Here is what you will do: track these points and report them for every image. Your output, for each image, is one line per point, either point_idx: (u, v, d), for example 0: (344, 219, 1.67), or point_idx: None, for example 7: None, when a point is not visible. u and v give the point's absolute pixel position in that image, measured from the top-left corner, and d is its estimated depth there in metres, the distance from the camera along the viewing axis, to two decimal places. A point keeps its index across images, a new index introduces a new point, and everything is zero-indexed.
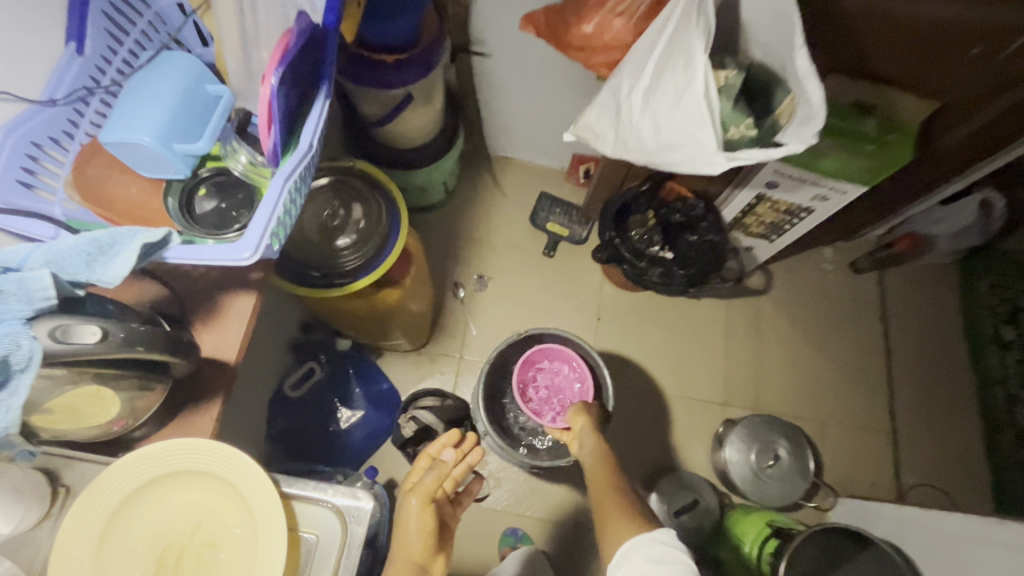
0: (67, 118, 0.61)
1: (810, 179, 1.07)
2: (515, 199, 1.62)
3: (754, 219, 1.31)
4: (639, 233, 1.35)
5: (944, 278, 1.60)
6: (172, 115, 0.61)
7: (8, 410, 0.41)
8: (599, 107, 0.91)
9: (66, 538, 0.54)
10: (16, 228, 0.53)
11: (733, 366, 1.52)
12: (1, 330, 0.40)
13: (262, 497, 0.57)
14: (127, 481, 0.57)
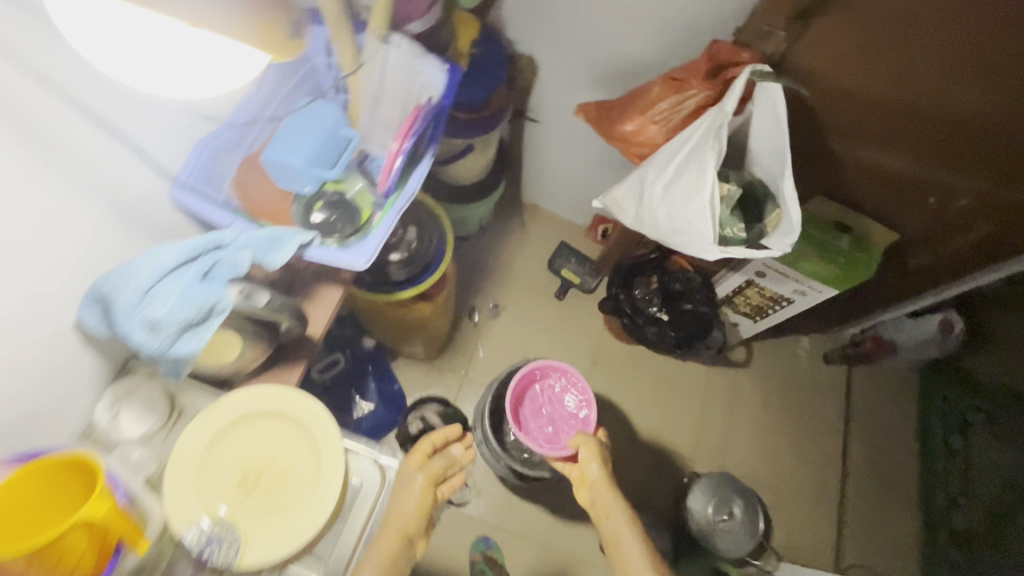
0: (239, 136, 0.83)
1: (790, 276, 1.28)
2: (536, 244, 1.84)
3: (742, 299, 1.51)
4: (642, 293, 1.57)
5: (905, 382, 1.78)
6: (312, 149, 0.82)
7: (198, 339, 0.62)
8: (626, 189, 1.12)
9: (186, 440, 0.73)
10: (201, 212, 0.78)
11: (705, 427, 1.69)
12: (215, 283, 0.63)
13: (330, 444, 0.75)
14: (235, 408, 0.75)
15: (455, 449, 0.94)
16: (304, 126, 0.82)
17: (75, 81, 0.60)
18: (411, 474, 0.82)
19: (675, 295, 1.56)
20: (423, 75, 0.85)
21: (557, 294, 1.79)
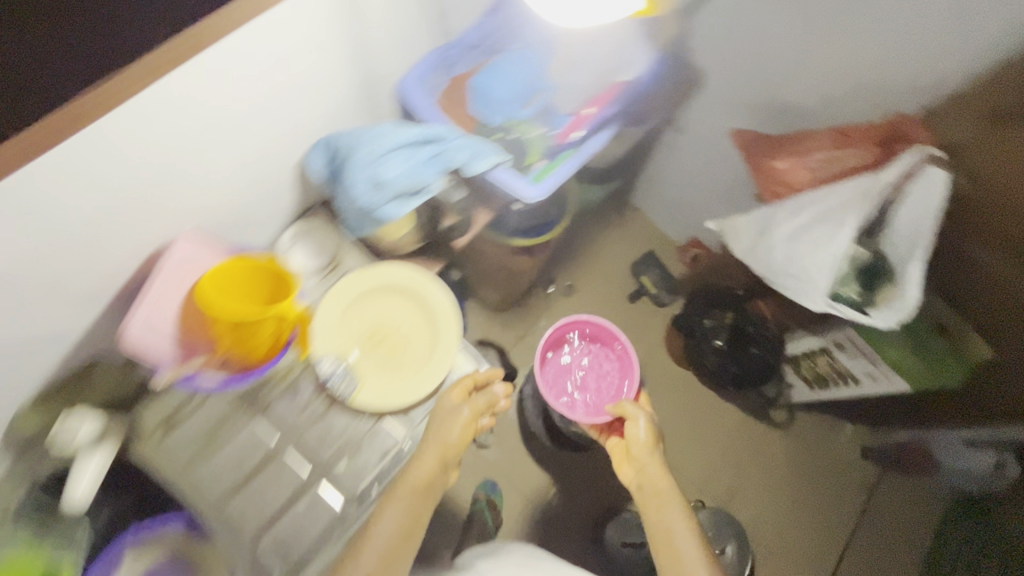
0: (456, 58, 0.93)
1: (871, 358, 1.19)
2: (627, 241, 1.81)
3: (810, 365, 1.42)
4: (712, 323, 1.52)
5: (924, 509, 1.53)
6: (513, 88, 0.93)
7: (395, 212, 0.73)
8: (752, 218, 1.15)
9: (339, 286, 0.86)
10: (415, 113, 0.88)
11: (725, 480, 1.57)
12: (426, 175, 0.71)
13: (447, 339, 0.86)
14: (384, 278, 0.88)
15: (499, 389, 0.83)
16: (517, 66, 0.93)
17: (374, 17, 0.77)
18: (455, 407, 0.78)
19: (744, 340, 1.50)
20: (630, 64, 0.95)
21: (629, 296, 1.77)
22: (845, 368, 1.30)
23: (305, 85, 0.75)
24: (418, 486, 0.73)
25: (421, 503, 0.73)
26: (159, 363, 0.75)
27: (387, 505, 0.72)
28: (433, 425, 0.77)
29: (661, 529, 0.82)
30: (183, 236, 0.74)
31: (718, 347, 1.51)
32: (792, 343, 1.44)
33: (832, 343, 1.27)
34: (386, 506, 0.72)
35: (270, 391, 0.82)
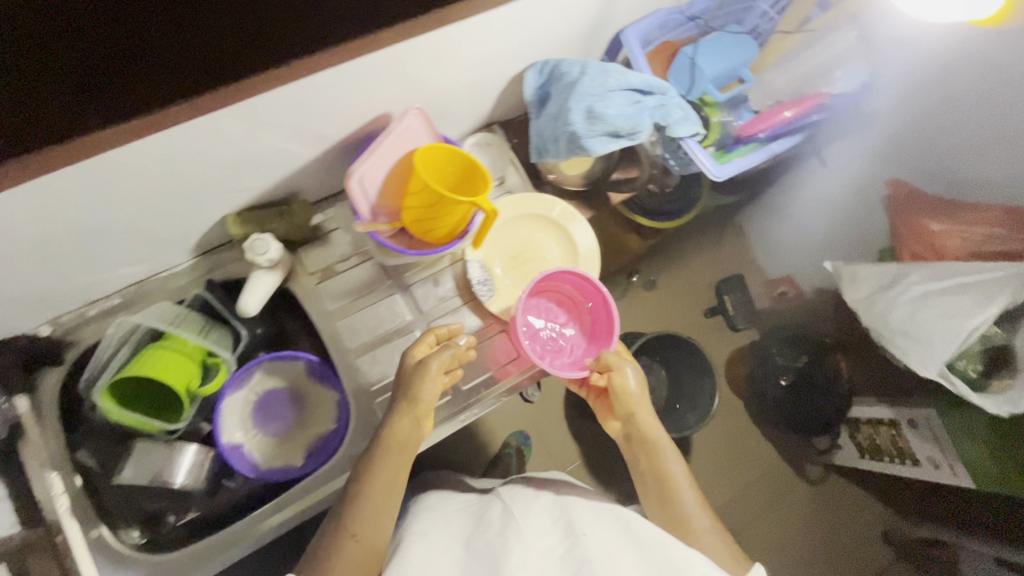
0: (676, 23, 0.91)
1: (942, 444, 1.12)
2: (723, 251, 1.56)
3: (870, 434, 1.34)
4: (782, 361, 1.46)
5: None
6: (717, 68, 0.95)
7: (597, 143, 0.76)
8: (876, 270, 1.19)
9: (503, 203, 0.91)
10: (638, 67, 0.85)
11: (743, 516, 1.48)
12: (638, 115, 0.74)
13: (582, 285, 0.91)
14: (544, 210, 0.92)
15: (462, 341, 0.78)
16: (725, 54, 0.95)
17: None
18: (423, 369, 0.73)
19: (811, 388, 1.43)
20: (838, 78, 0.94)
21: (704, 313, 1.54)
22: (911, 446, 1.21)
23: (571, 25, 0.76)
24: (397, 445, 0.71)
25: (391, 459, 0.70)
26: (358, 211, 0.75)
27: (370, 470, 0.69)
28: (409, 388, 0.74)
29: (654, 481, 0.75)
30: (418, 107, 0.74)
31: (782, 386, 1.45)
32: (857, 407, 1.37)
33: (906, 418, 1.21)
34: (367, 467, 0.70)
35: (415, 275, 0.88)
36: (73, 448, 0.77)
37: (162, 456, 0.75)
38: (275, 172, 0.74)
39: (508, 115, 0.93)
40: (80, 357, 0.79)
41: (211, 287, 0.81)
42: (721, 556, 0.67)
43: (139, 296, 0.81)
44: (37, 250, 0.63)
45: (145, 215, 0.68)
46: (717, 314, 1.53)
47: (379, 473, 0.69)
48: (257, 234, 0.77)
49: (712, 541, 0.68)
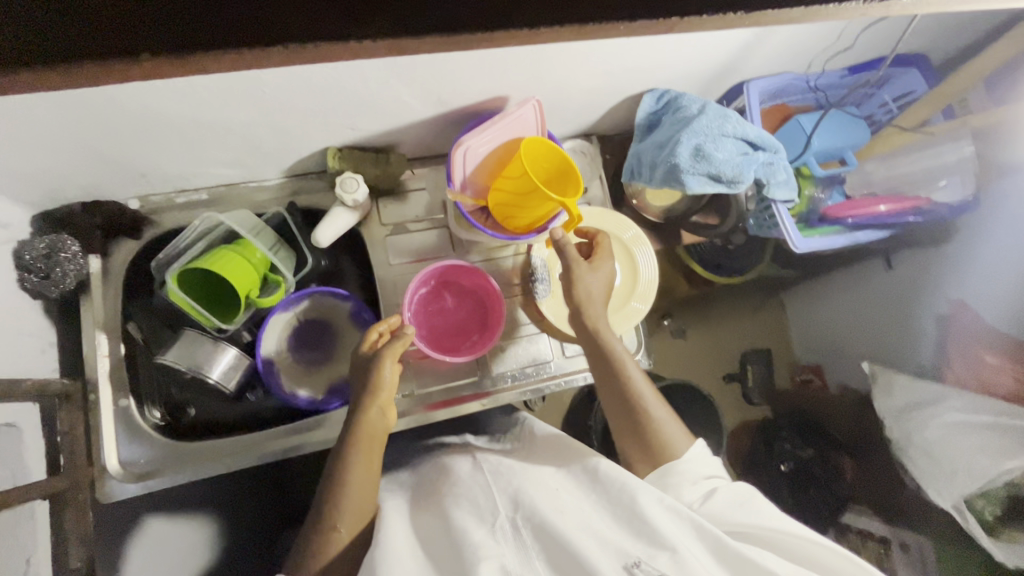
0: (796, 88, 0.90)
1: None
2: (758, 320, 1.58)
3: None
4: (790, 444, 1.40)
5: None
6: (824, 143, 0.94)
7: (703, 181, 0.77)
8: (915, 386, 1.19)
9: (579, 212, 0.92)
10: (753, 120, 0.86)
11: None
12: (749, 164, 0.77)
13: (632, 311, 0.91)
14: (616, 229, 0.93)
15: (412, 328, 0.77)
16: (838, 132, 0.94)
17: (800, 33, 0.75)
18: (378, 358, 0.73)
19: (811, 482, 1.35)
20: (940, 187, 0.98)
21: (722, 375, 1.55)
22: None
23: (704, 64, 0.78)
24: (366, 444, 0.69)
25: (354, 456, 0.67)
26: (452, 178, 0.78)
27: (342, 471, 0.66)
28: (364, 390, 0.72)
29: (606, 380, 0.77)
30: (536, 99, 0.76)
31: (781, 471, 1.38)
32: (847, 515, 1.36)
33: (897, 538, 1.23)
34: (335, 468, 0.67)
35: (478, 256, 0.90)
36: (126, 318, 0.80)
37: (206, 348, 0.77)
38: (388, 121, 0.76)
39: (609, 131, 0.95)
40: (154, 237, 0.83)
41: (291, 209, 0.84)
42: (671, 437, 0.73)
43: (224, 197, 0.84)
44: (163, 129, 0.66)
45: (266, 126, 0.71)
46: (736, 380, 1.54)
47: (359, 474, 0.66)
48: (349, 172, 0.80)
49: (662, 422, 0.74)
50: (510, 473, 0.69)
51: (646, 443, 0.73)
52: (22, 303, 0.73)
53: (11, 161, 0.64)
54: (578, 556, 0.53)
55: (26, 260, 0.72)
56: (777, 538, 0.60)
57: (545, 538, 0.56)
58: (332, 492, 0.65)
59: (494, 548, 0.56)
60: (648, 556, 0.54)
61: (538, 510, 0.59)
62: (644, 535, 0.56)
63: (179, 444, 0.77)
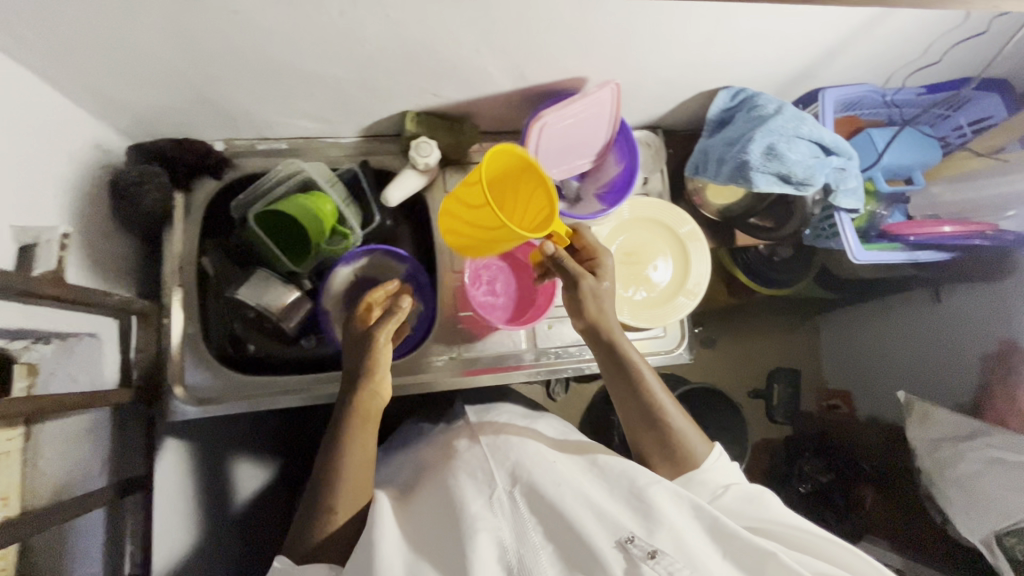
0: (873, 102, 0.89)
1: None
2: (787, 345, 1.59)
3: None
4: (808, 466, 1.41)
5: None
6: (896, 160, 0.93)
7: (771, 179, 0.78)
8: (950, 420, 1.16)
9: (641, 203, 0.94)
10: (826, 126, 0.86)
11: None
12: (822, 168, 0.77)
13: (681, 303, 0.92)
14: (674, 223, 0.94)
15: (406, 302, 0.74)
16: (909, 150, 0.93)
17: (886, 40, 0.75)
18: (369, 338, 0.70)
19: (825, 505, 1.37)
20: (1007, 217, 0.94)
21: (748, 391, 1.56)
22: None
23: (785, 65, 0.79)
24: (363, 426, 0.67)
25: (351, 437, 0.66)
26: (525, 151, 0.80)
27: (341, 451, 0.65)
28: (354, 373, 0.70)
29: (625, 388, 0.73)
30: (615, 83, 0.77)
31: (801, 492, 1.40)
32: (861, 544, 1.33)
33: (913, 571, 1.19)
34: (329, 449, 0.66)
35: (536, 233, 0.92)
36: (199, 252, 0.85)
37: (276, 289, 0.82)
38: (468, 90, 0.79)
39: (675, 126, 0.96)
40: (234, 179, 0.87)
41: (363, 167, 0.88)
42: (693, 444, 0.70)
43: (302, 149, 0.88)
44: (265, 75, 0.70)
45: (357, 83, 0.74)
46: (761, 396, 1.55)
47: (355, 456, 0.65)
48: (425, 137, 0.83)
49: (683, 428, 0.71)
50: (511, 447, 0.68)
51: (671, 453, 0.70)
52: (112, 224, 0.77)
53: (124, 88, 0.69)
54: (574, 528, 0.55)
55: (121, 184, 0.76)
56: (787, 533, 0.62)
57: (541, 507, 0.59)
58: (330, 470, 0.64)
59: (491, 520, 0.57)
60: (645, 532, 0.56)
61: (536, 483, 0.61)
62: (641, 512, 0.59)
63: (237, 377, 0.81)
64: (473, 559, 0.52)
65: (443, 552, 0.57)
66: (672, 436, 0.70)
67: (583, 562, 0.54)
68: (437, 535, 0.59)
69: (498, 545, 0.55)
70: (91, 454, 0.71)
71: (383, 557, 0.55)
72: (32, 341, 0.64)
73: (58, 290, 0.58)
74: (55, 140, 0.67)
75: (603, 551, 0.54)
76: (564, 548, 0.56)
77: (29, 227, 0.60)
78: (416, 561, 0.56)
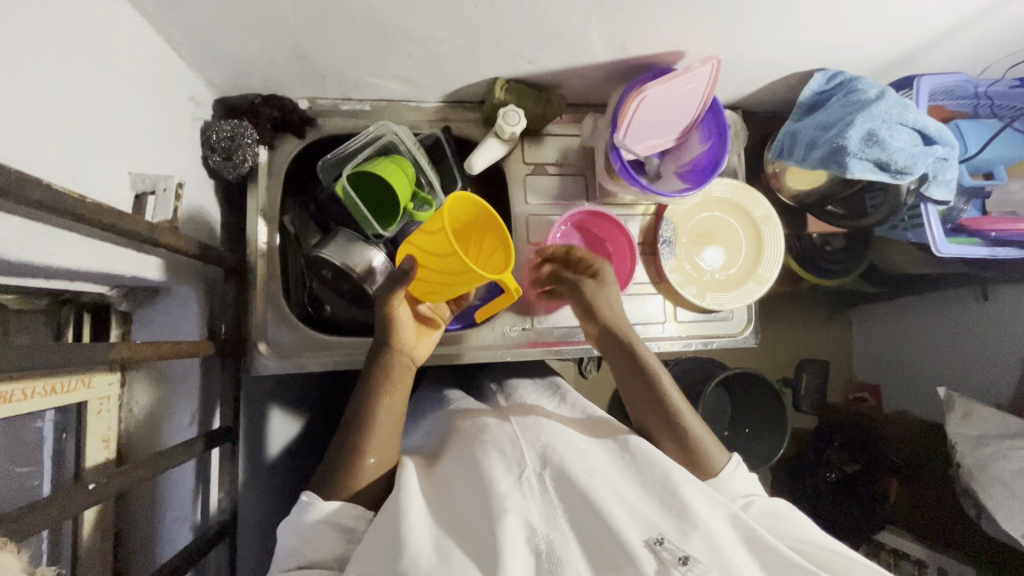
0: (966, 91, 0.88)
1: None
2: (823, 335, 1.52)
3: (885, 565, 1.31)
4: (835, 456, 1.38)
5: None
6: (978, 153, 0.90)
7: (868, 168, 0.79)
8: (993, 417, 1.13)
9: (722, 183, 0.93)
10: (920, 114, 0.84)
11: None
12: (923, 155, 0.78)
13: (752, 286, 0.92)
14: (750, 206, 0.94)
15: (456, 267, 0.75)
16: (995, 144, 0.90)
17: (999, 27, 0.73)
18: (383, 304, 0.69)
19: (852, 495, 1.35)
20: None
21: (776, 379, 1.51)
22: None
23: (886, 49, 0.78)
24: (393, 388, 0.69)
25: (387, 396, 0.68)
26: (619, 124, 0.80)
27: (375, 409, 0.67)
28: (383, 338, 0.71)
29: (638, 389, 0.73)
30: (716, 58, 0.76)
31: (827, 480, 1.36)
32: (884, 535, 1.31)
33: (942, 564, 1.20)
34: (360, 408, 0.68)
35: (612, 209, 0.92)
36: (281, 210, 0.86)
37: (360, 249, 0.82)
38: (564, 58, 0.77)
39: (755, 107, 0.95)
40: (315, 138, 0.86)
41: (445, 132, 0.87)
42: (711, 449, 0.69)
43: (383, 111, 0.87)
44: (369, 35, 0.69)
45: (456, 46, 0.73)
46: (789, 386, 1.50)
47: (387, 411, 0.67)
48: (513, 106, 0.82)
49: (699, 431, 0.70)
50: (541, 425, 0.66)
51: (689, 457, 0.69)
52: (201, 178, 0.77)
53: (227, 41, 0.68)
54: (605, 521, 0.53)
55: (212, 139, 0.77)
56: (822, 555, 0.59)
57: (569, 492, 0.56)
58: (361, 427, 0.66)
59: (520, 501, 0.55)
60: (677, 535, 0.54)
61: (566, 468, 0.58)
62: (674, 511, 0.56)
63: (315, 335, 0.81)
64: (500, 544, 0.50)
65: (467, 531, 0.54)
66: (689, 441, 0.69)
67: (612, 559, 0.52)
68: (461, 513, 0.57)
69: (526, 528, 0.53)
70: (181, 404, 0.72)
71: (409, 530, 0.53)
72: (127, 290, 0.69)
73: (172, 241, 0.58)
74: (154, 93, 0.66)
75: (633, 549, 0.51)
76: (593, 538, 0.53)
77: (147, 176, 0.63)
78: (441, 538, 0.54)
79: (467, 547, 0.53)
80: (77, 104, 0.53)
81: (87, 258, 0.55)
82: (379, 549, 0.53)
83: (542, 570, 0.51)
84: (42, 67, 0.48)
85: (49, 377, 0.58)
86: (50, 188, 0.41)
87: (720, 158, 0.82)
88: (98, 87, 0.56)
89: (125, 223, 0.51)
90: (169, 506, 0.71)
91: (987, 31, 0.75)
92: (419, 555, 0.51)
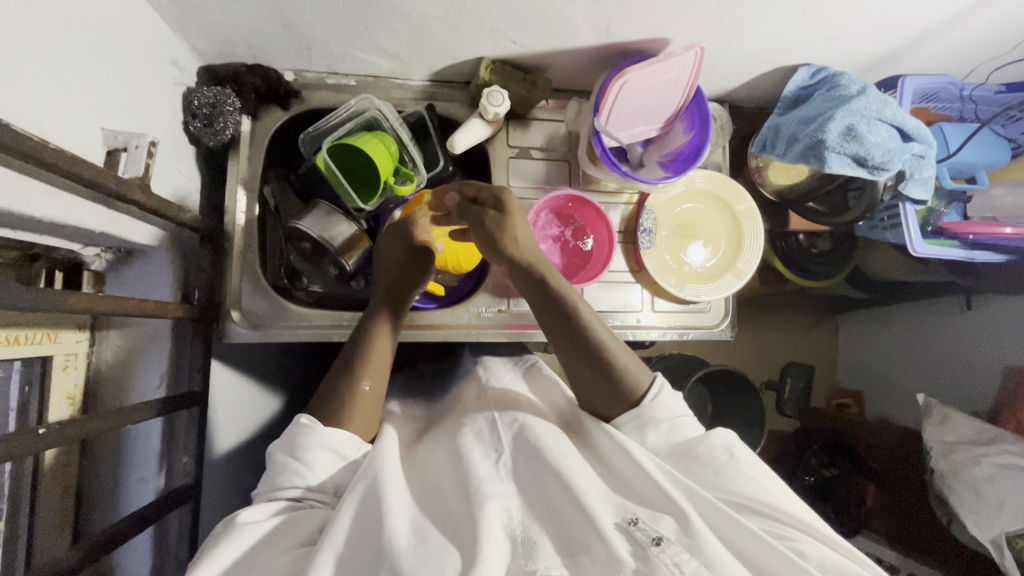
0: (951, 93, 0.89)
1: None
2: (807, 339, 1.51)
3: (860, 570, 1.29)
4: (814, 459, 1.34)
5: None
6: (962, 155, 0.91)
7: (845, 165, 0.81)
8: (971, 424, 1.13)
9: (705, 176, 0.94)
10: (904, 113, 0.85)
11: None
12: (897, 153, 0.80)
13: (729, 281, 0.92)
14: (733, 200, 0.94)
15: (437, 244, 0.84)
16: (979, 146, 0.92)
17: (981, 25, 0.74)
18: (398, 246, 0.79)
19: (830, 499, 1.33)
20: None
21: (760, 381, 1.50)
22: None
23: (872, 45, 0.78)
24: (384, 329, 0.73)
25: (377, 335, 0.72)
26: (601, 109, 0.80)
27: (350, 388, 0.66)
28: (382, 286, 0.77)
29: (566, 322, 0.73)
30: (699, 46, 0.76)
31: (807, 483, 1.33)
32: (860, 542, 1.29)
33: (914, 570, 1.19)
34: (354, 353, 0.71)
35: (595, 195, 0.92)
36: (262, 181, 0.86)
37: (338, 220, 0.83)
38: (551, 40, 0.78)
39: (741, 102, 0.96)
40: (300, 111, 0.86)
41: (429, 111, 0.87)
42: (633, 375, 0.69)
43: (369, 87, 0.87)
44: (353, 6, 0.69)
45: (441, 21, 0.73)
46: (772, 389, 1.49)
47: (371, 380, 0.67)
48: (497, 86, 0.82)
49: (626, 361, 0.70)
50: (516, 411, 0.68)
51: (611, 388, 0.69)
52: (182, 142, 0.77)
53: (209, 5, 0.67)
54: (577, 500, 0.53)
55: (194, 104, 0.77)
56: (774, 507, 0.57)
57: (544, 474, 0.57)
58: (329, 405, 0.64)
59: (497, 484, 0.56)
60: (650, 518, 0.54)
61: (541, 449, 0.60)
62: (652, 499, 0.56)
63: (289, 307, 0.82)
64: (478, 523, 0.50)
65: (443, 512, 0.54)
66: (611, 373, 0.69)
67: (582, 540, 0.50)
68: (438, 490, 0.58)
69: (504, 514, 0.53)
70: (150, 366, 0.71)
71: (389, 508, 0.51)
72: (101, 250, 0.68)
73: (145, 199, 0.58)
74: (135, 53, 0.66)
75: (606, 529, 0.51)
76: (564, 521, 0.53)
77: (119, 133, 0.63)
78: (419, 517, 0.53)
79: (445, 531, 0.52)
80: (57, 57, 0.53)
81: (54, 208, 0.55)
82: (354, 514, 0.52)
83: (517, 554, 0.50)
84: (16, 9, 0.48)
85: (15, 327, 0.58)
86: (7, 123, 0.41)
87: (702, 147, 0.82)
88: (78, 36, 0.56)
89: (90, 172, 0.50)
90: (131, 464, 0.71)
91: (969, 34, 0.76)
92: (395, 535, 0.49)
